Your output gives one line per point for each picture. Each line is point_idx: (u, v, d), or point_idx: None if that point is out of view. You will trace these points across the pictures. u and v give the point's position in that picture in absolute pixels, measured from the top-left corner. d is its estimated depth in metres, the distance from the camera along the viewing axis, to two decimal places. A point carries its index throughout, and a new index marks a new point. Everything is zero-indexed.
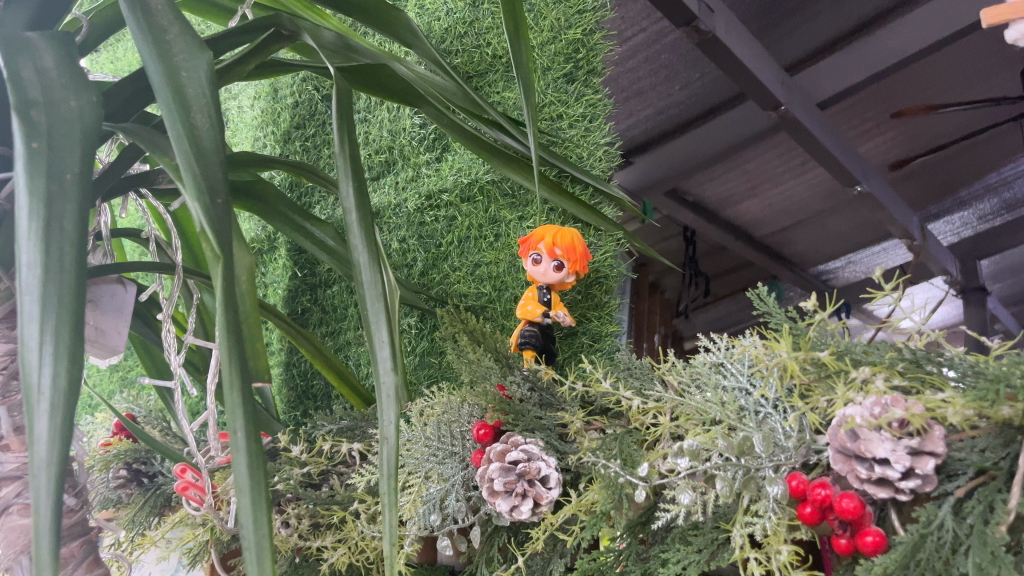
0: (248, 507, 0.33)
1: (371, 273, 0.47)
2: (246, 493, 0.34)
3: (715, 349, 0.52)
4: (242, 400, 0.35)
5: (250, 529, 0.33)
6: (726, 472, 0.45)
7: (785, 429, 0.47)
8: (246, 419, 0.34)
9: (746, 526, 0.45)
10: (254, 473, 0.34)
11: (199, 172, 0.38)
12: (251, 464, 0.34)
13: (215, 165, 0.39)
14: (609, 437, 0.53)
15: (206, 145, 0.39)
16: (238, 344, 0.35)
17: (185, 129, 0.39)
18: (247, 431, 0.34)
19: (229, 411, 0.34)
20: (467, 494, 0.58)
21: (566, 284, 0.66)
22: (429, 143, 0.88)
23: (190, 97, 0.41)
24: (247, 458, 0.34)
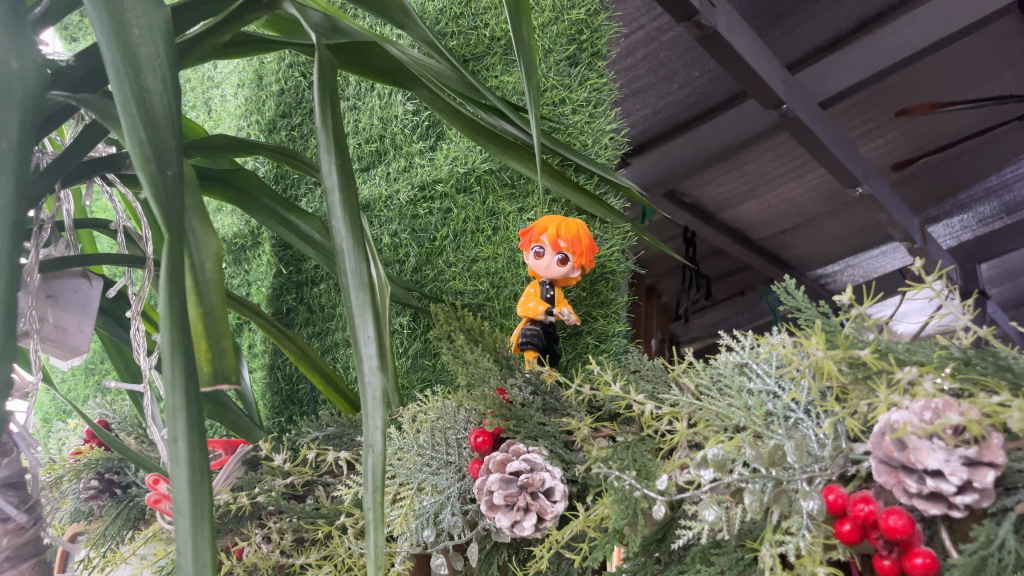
0: (188, 531, 0.31)
1: (354, 260, 0.42)
2: (187, 517, 0.31)
3: (738, 348, 0.47)
4: (184, 406, 0.32)
5: (189, 554, 0.31)
6: (754, 485, 0.41)
7: (818, 437, 0.42)
8: (188, 430, 0.32)
9: (777, 546, 0.40)
10: (195, 491, 0.32)
11: (147, 140, 0.36)
12: (192, 478, 0.32)
13: (167, 135, 0.37)
14: (620, 445, 0.48)
15: (156, 112, 0.37)
16: (184, 344, 0.33)
17: (132, 93, 0.37)
18: (189, 443, 0.32)
19: (169, 420, 0.32)
20: (464, 508, 0.54)
21: (571, 279, 0.61)
22: (423, 131, 0.83)
23: (140, 60, 0.38)
24: (189, 473, 0.32)
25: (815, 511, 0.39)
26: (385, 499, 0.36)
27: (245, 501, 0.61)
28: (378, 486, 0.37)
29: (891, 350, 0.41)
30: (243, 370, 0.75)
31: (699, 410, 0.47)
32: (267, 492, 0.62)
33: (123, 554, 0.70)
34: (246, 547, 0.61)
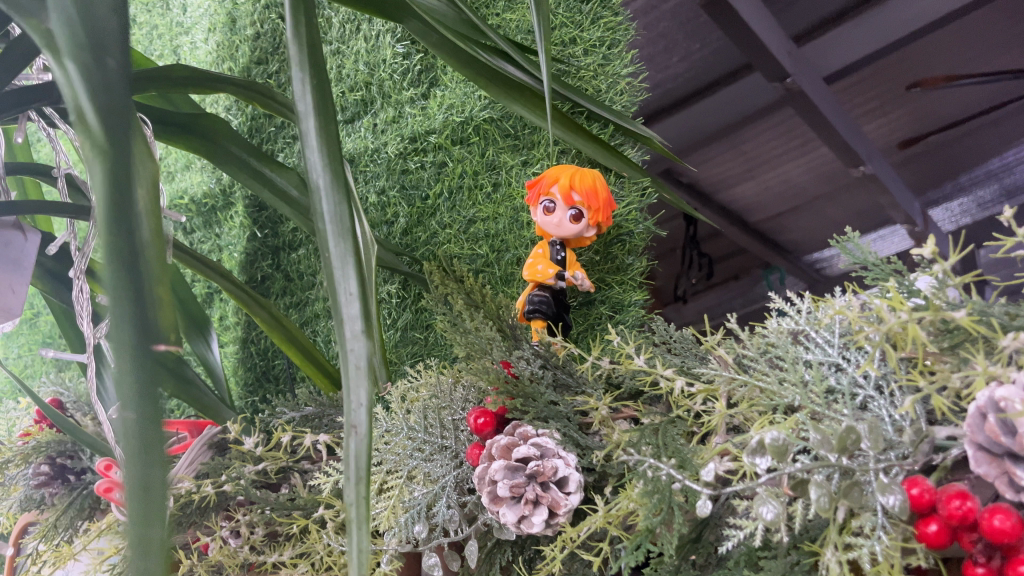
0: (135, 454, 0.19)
1: (333, 201, 0.34)
2: (127, 438, 0.18)
3: (793, 313, 0.40)
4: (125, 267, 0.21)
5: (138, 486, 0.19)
6: (819, 476, 0.33)
7: (894, 419, 0.35)
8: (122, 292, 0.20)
9: (845, 550, 0.33)
10: (137, 398, 0.19)
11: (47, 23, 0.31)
12: (125, 380, 0.19)
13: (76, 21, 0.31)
14: (648, 428, 0.41)
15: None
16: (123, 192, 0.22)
17: None
18: (116, 329, 0.19)
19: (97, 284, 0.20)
20: (461, 500, 0.46)
21: (587, 238, 0.54)
22: (414, 77, 0.75)
23: None
24: (130, 367, 0.19)
25: (897, 509, 0.31)
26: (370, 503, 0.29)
27: (209, 491, 0.53)
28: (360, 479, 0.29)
29: (988, 314, 0.33)
30: (211, 345, 0.67)
31: (743, 386, 0.40)
32: (235, 480, 0.55)
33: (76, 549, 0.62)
34: (210, 543, 0.54)
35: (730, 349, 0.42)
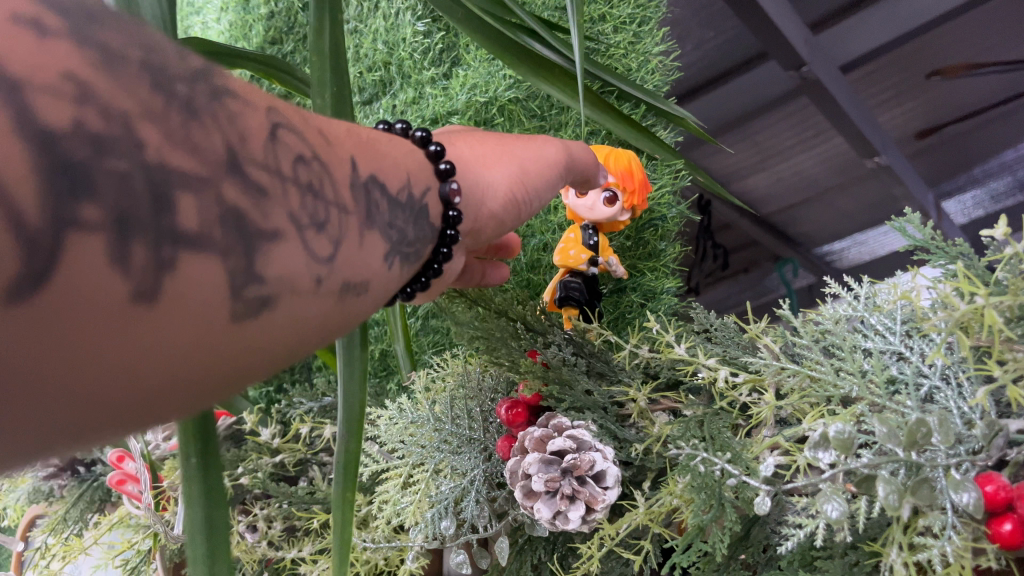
0: None
1: None
2: None
3: (849, 298, 0.38)
4: None
5: None
6: (885, 473, 0.31)
7: (962, 412, 0.32)
8: None
9: (911, 552, 0.31)
10: None
11: None
12: None
13: None
14: (692, 420, 0.39)
15: None
16: None
17: None
18: None
19: None
20: (491, 495, 0.44)
21: (620, 222, 0.52)
22: (435, 56, 0.74)
23: None
24: None
25: (971, 507, 0.29)
26: (351, 498, 0.38)
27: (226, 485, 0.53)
28: (348, 470, 0.38)
29: None
30: None
31: (793, 376, 0.37)
32: (252, 473, 0.54)
33: (87, 542, 0.61)
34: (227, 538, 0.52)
35: (777, 337, 0.40)
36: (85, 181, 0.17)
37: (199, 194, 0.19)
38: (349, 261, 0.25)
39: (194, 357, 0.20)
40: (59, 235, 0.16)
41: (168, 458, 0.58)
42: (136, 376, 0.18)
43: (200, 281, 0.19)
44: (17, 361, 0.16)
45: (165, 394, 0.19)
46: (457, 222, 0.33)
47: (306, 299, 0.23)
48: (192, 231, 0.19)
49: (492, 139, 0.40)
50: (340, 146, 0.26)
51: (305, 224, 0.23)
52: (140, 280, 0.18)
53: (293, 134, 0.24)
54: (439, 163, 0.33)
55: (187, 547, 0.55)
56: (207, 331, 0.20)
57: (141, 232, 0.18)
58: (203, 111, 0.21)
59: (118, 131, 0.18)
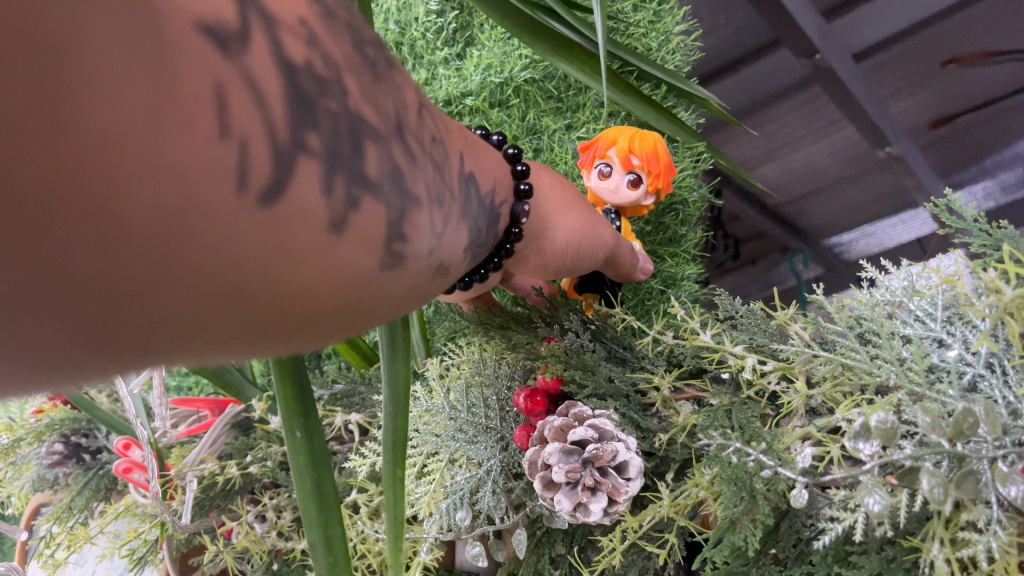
0: None
1: None
2: None
3: (887, 283, 0.36)
4: None
5: None
6: (929, 466, 0.29)
7: (1009, 401, 0.31)
8: None
9: (955, 548, 0.29)
10: None
11: None
12: None
13: None
14: (718, 409, 0.37)
15: None
16: None
17: None
18: None
19: None
20: (507, 486, 0.43)
21: (643, 206, 0.51)
22: (448, 36, 0.73)
23: None
24: None
25: (1020, 500, 0.27)
26: (401, 475, 0.36)
27: (234, 472, 0.52)
28: (397, 448, 0.37)
29: None
30: None
31: (826, 365, 0.36)
32: (262, 461, 0.53)
33: (92, 530, 0.60)
34: (236, 528, 0.51)
35: (809, 324, 0.39)
36: (313, 114, 0.19)
37: (380, 145, 0.21)
38: (456, 241, 0.26)
39: (354, 294, 0.21)
40: (295, 156, 0.18)
41: (175, 446, 0.56)
42: (317, 300, 0.20)
43: (374, 225, 0.21)
44: (247, 259, 0.18)
45: (332, 320, 0.21)
46: (517, 239, 0.34)
47: (426, 269, 0.24)
48: (372, 176, 0.20)
49: (567, 184, 0.40)
50: (450, 139, 0.27)
51: (432, 200, 0.23)
52: (338, 210, 0.19)
53: (434, 115, 0.25)
54: (519, 183, 0.34)
55: (194, 537, 0.54)
56: (369, 272, 0.21)
57: (344, 169, 0.20)
58: (383, 72, 0.22)
59: (334, 74, 0.19)
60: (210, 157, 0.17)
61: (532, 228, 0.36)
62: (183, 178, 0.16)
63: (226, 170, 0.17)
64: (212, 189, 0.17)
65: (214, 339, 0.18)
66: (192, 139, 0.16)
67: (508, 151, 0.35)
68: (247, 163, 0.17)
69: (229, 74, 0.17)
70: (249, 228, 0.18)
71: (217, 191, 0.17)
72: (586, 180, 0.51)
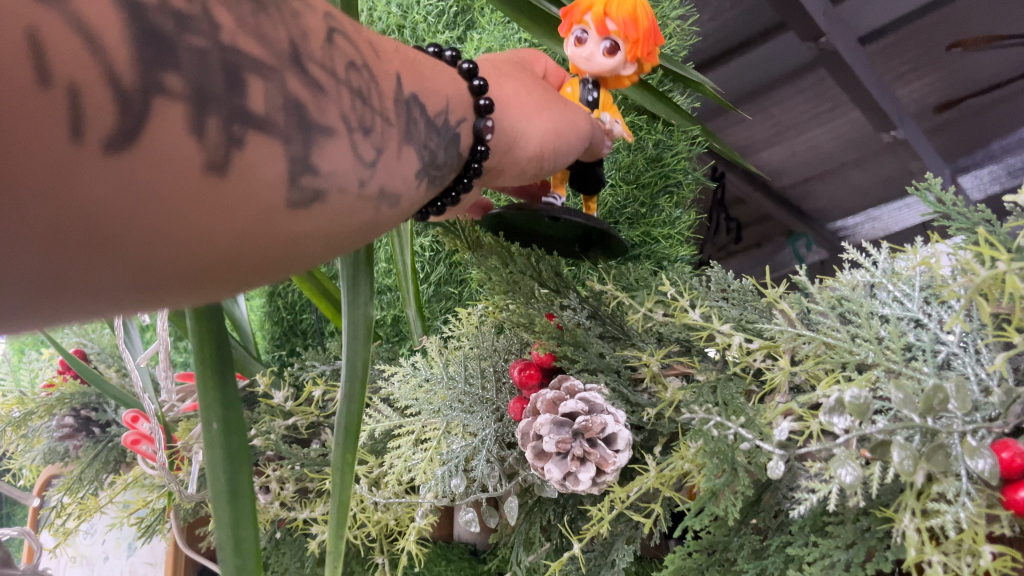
0: None
1: None
2: None
3: (870, 265, 0.37)
4: None
5: None
6: (901, 439, 0.30)
7: (980, 379, 0.32)
8: None
9: (926, 517, 0.31)
10: None
11: None
12: None
13: None
14: (705, 386, 0.38)
15: None
16: None
17: None
18: None
19: None
20: (501, 455, 0.44)
21: (628, 77, 0.44)
22: (449, 20, 0.74)
23: None
24: None
25: (987, 474, 0.29)
26: (352, 460, 0.37)
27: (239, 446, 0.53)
28: (348, 433, 0.37)
29: None
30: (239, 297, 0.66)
31: (807, 343, 0.37)
32: (266, 434, 0.54)
33: (101, 501, 0.61)
34: None
35: (795, 304, 0.40)
36: (172, 55, 0.20)
37: (268, 81, 0.22)
38: (388, 166, 0.27)
39: (246, 226, 0.22)
40: (148, 101, 0.19)
41: (182, 420, 0.58)
42: (202, 235, 0.21)
43: (259, 158, 0.22)
44: (113, 203, 0.19)
45: (227, 254, 0.22)
46: (482, 156, 0.34)
47: (347, 198, 0.25)
48: (259, 114, 0.22)
49: (531, 79, 0.39)
50: (384, 63, 0.28)
51: (353, 127, 0.25)
52: (214, 150, 0.21)
53: (346, 42, 0.26)
54: (479, 99, 0.34)
55: (200, 508, 0.56)
56: (257, 204, 0.22)
57: (216, 107, 0.21)
58: (273, 10, 0.23)
59: (195, 15, 0.21)
60: (42, 112, 0.17)
61: (500, 143, 0.36)
62: (17, 138, 0.17)
63: (62, 121, 0.18)
64: (47, 137, 0.18)
65: (101, 287, 0.20)
66: (16, 93, 0.17)
67: (464, 66, 0.34)
68: (82, 111, 0.18)
69: (51, 26, 0.17)
70: (111, 174, 0.19)
71: (58, 144, 0.18)
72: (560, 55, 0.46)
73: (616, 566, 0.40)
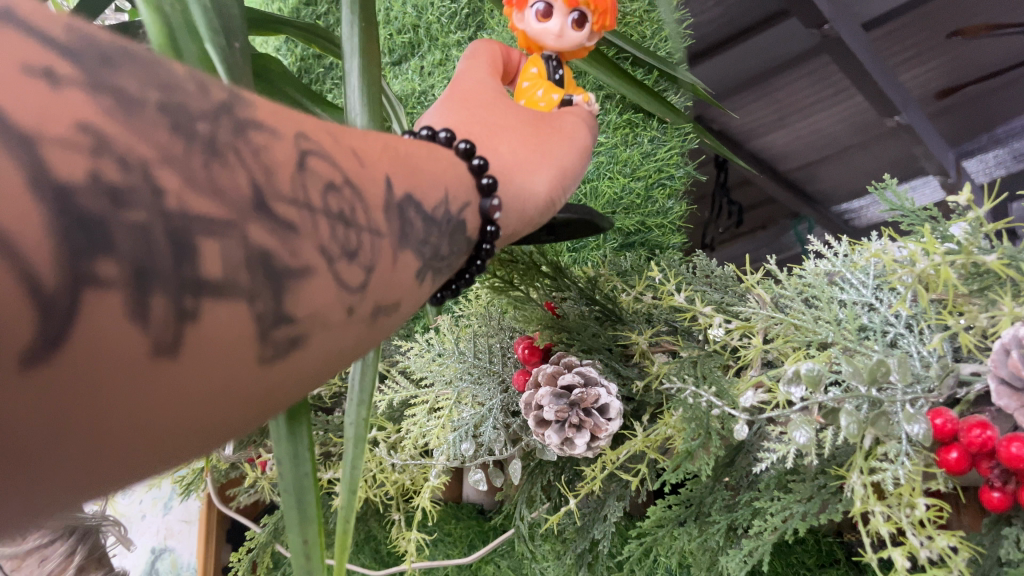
0: None
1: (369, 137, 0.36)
2: None
3: (831, 255, 0.42)
4: None
5: None
6: (847, 405, 0.36)
7: (922, 355, 0.37)
8: None
9: (870, 473, 0.36)
10: None
11: None
12: None
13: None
14: (687, 360, 0.43)
15: None
16: None
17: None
18: None
19: None
20: (507, 422, 0.49)
21: (586, 47, 0.39)
22: (461, 20, 0.78)
23: None
24: None
25: (921, 437, 0.33)
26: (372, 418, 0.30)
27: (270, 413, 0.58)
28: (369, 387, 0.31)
29: (1017, 259, 0.35)
30: None
31: (779, 324, 0.42)
32: None
33: None
34: (271, 461, 0.58)
35: (768, 289, 0.44)
36: (103, 236, 0.14)
37: (225, 239, 0.16)
38: (382, 282, 0.21)
39: (220, 403, 0.16)
40: (76, 296, 0.13)
41: None
42: (157, 440, 0.15)
43: (221, 330, 0.16)
44: (30, 441, 0.13)
45: (191, 447, 0.16)
46: (494, 238, 0.29)
47: (339, 333, 0.20)
48: (217, 278, 0.16)
49: (513, 121, 0.34)
50: (373, 165, 0.22)
51: (336, 255, 0.19)
52: (163, 335, 0.15)
53: (324, 157, 0.20)
54: (481, 179, 0.29)
55: (234, 469, 0.62)
56: (231, 375, 0.16)
57: (164, 284, 0.15)
58: (228, 148, 0.17)
59: (134, 178, 0.14)
60: None
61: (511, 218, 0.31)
62: None
63: None
64: None
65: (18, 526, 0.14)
66: None
67: (459, 147, 0.29)
68: None
69: None
70: (24, 404, 0.13)
71: None
72: (513, 18, 0.38)
73: (607, 519, 0.46)
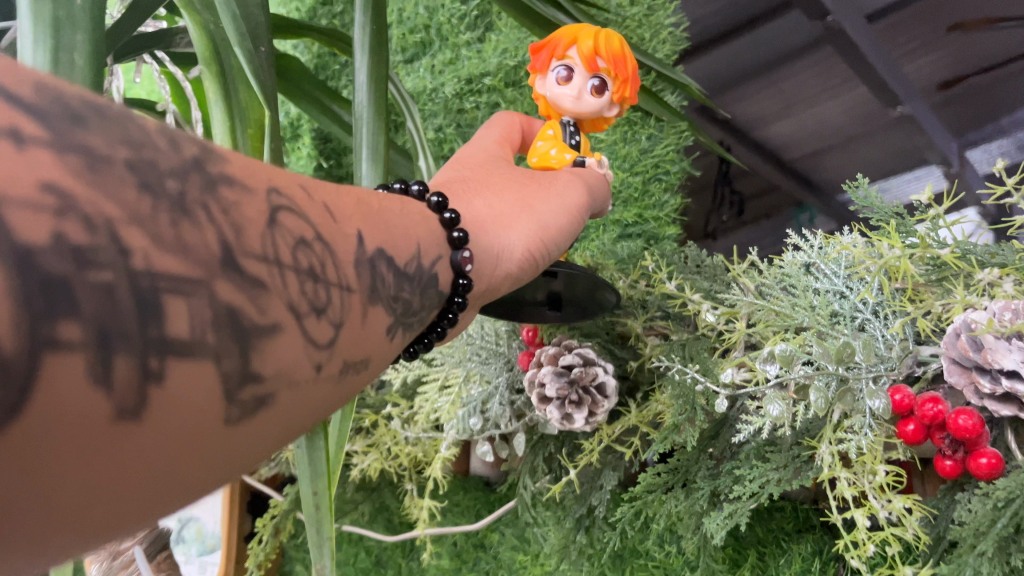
0: None
1: (372, 129, 0.41)
2: None
3: (807, 247, 0.46)
4: None
5: None
6: (817, 382, 0.40)
7: (886, 338, 0.41)
8: None
9: (836, 443, 0.40)
10: None
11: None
12: None
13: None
14: (677, 342, 0.48)
15: None
16: None
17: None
18: None
19: None
20: (512, 398, 0.54)
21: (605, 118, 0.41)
22: (470, 21, 0.82)
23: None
24: None
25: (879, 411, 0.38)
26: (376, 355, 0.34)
27: None
28: None
29: (970, 252, 0.39)
30: None
31: (761, 310, 0.46)
32: None
33: None
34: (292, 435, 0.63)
35: (752, 279, 0.48)
36: (68, 299, 0.14)
37: (192, 298, 0.16)
38: (349, 339, 0.22)
39: (180, 467, 0.16)
40: (35, 361, 0.13)
41: None
42: (113, 503, 0.15)
43: (186, 391, 0.16)
44: None
45: (148, 512, 0.16)
46: (466, 290, 0.30)
47: (306, 389, 0.20)
48: (184, 339, 0.16)
49: (500, 188, 0.36)
50: (341, 223, 0.23)
51: (304, 311, 0.20)
52: (125, 400, 0.15)
53: (295, 214, 0.21)
54: (452, 232, 0.30)
55: None
56: (193, 437, 0.16)
57: (127, 346, 0.15)
58: (196, 205, 0.17)
59: (99, 241, 0.15)
60: None
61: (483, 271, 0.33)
62: None
63: None
64: None
65: None
66: None
67: (430, 200, 0.31)
68: None
69: None
70: None
71: None
72: (538, 86, 0.41)
73: (603, 486, 0.50)
